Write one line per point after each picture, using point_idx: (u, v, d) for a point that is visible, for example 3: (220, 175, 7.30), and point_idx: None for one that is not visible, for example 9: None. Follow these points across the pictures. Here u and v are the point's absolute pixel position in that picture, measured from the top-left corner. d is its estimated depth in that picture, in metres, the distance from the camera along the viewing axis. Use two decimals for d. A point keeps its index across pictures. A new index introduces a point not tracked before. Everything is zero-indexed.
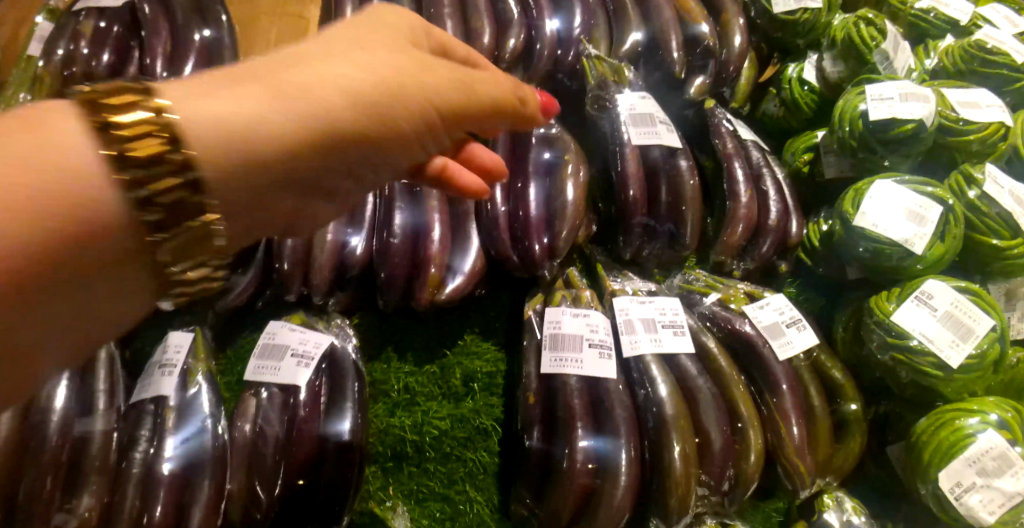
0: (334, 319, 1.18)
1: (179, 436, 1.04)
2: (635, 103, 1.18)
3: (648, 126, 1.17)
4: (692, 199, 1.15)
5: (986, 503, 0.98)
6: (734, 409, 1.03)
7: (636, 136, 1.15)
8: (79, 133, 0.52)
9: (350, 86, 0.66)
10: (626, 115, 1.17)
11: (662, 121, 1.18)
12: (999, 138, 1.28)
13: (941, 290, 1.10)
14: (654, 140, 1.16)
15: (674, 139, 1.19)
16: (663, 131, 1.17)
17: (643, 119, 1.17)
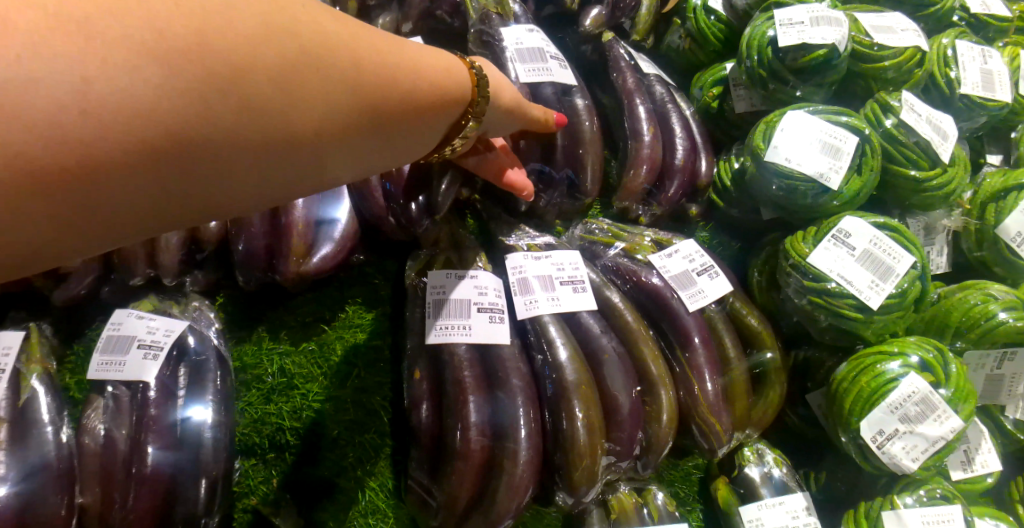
0: (191, 303, 1.05)
1: (17, 451, 0.89)
2: (523, 39, 1.10)
3: (538, 63, 1.09)
4: (591, 142, 1.09)
5: (909, 450, 0.92)
6: (642, 368, 0.94)
7: (525, 75, 1.07)
8: (306, 9, 0.56)
9: (497, 85, 0.86)
10: (512, 51, 1.08)
11: (554, 57, 1.11)
12: (914, 64, 1.20)
13: (859, 227, 1.01)
14: (545, 78, 1.08)
15: (567, 76, 1.11)
16: (555, 68, 1.10)
17: (533, 55, 1.09)
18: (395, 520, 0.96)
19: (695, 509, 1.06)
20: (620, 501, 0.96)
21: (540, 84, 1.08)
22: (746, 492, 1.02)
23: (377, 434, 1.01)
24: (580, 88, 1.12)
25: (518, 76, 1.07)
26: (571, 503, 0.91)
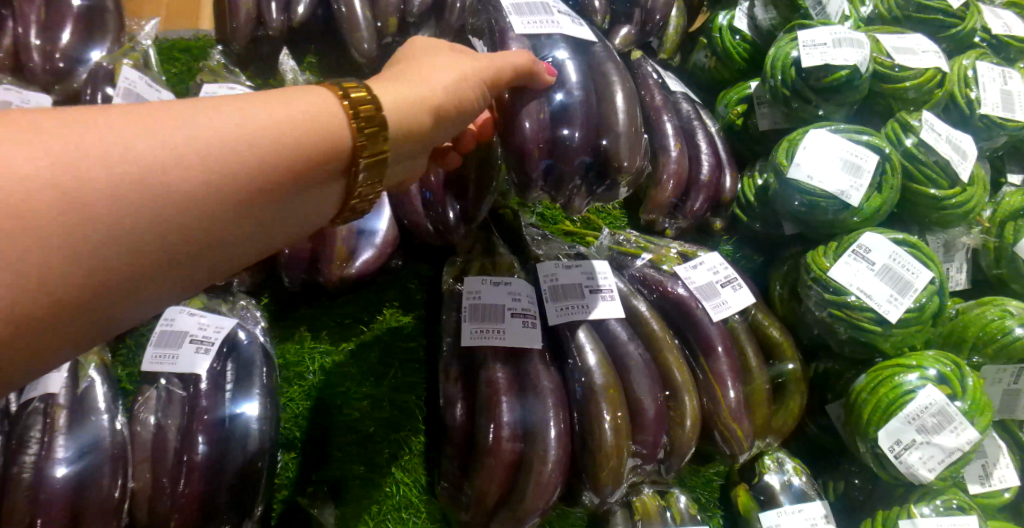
0: (239, 301, 1.10)
1: (73, 436, 0.95)
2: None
3: (541, 16, 1.00)
4: (607, 98, 0.98)
5: (925, 460, 0.95)
6: (667, 374, 0.98)
7: (527, 27, 0.98)
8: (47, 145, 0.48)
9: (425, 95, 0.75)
10: (510, 5, 1.00)
11: (558, 11, 1.02)
12: (935, 85, 1.23)
13: (879, 243, 1.05)
14: (550, 29, 0.99)
15: (574, 30, 1.02)
16: (560, 20, 1.01)
17: (534, 9, 1.00)
18: (427, 514, 1.01)
19: (716, 514, 1.10)
20: (644, 503, 1.00)
21: (546, 33, 0.99)
22: (766, 499, 1.05)
23: (409, 432, 1.05)
24: (589, 40, 1.03)
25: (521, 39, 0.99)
26: (596, 502, 0.95)
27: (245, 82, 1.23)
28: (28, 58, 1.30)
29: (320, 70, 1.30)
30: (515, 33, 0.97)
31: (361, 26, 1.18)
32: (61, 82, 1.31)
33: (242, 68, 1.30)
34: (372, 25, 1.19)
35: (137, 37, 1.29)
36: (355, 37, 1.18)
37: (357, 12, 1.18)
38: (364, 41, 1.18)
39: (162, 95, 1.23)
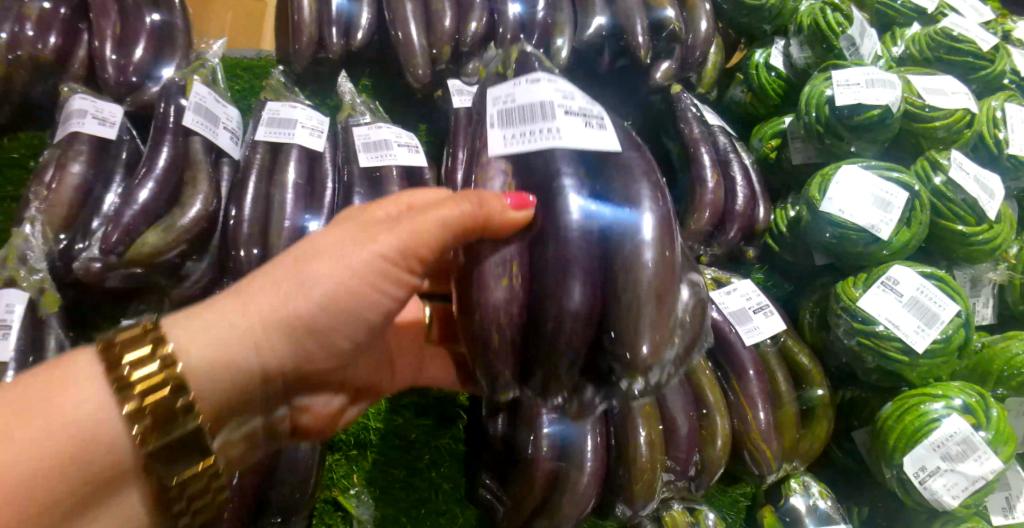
0: None
1: None
2: (516, 91, 0.74)
3: (537, 122, 0.72)
4: (626, 231, 0.70)
5: (949, 487, 0.99)
6: (699, 394, 1.03)
7: (509, 144, 0.72)
8: None
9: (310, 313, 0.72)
10: (493, 112, 0.74)
11: (566, 110, 0.72)
12: (964, 125, 1.27)
13: (907, 276, 1.09)
14: (545, 141, 0.71)
15: (581, 138, 0.72)
16: (564, 127, 0.71)
17: (528, 114, 0.72)
18: (463, 518, 1.08)
19: None
20: (674, 518, 1.04)
21: (536, 150, 0.71)
22: (791, 520, 1.08)
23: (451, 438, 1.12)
24: (608, 151, 0.73)
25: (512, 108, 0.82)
26: (628, 514, 1.00)
27: (305, 101, 1.31)
28: (104, 71, 1.39)
29: (374, 93, 1.38)
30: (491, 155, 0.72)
31: (417, 53, 1.25)
32: (132, 94, 1.39)
33: (301, 88, 1.39)
34: (427, 53, 1.27)
35: (205, 54, 1.37)
36: (411, 63, 1.25)
37: (414, 40, 1.25)
38: (418, 67, 1.25)
39: (228, 111, 1.31)
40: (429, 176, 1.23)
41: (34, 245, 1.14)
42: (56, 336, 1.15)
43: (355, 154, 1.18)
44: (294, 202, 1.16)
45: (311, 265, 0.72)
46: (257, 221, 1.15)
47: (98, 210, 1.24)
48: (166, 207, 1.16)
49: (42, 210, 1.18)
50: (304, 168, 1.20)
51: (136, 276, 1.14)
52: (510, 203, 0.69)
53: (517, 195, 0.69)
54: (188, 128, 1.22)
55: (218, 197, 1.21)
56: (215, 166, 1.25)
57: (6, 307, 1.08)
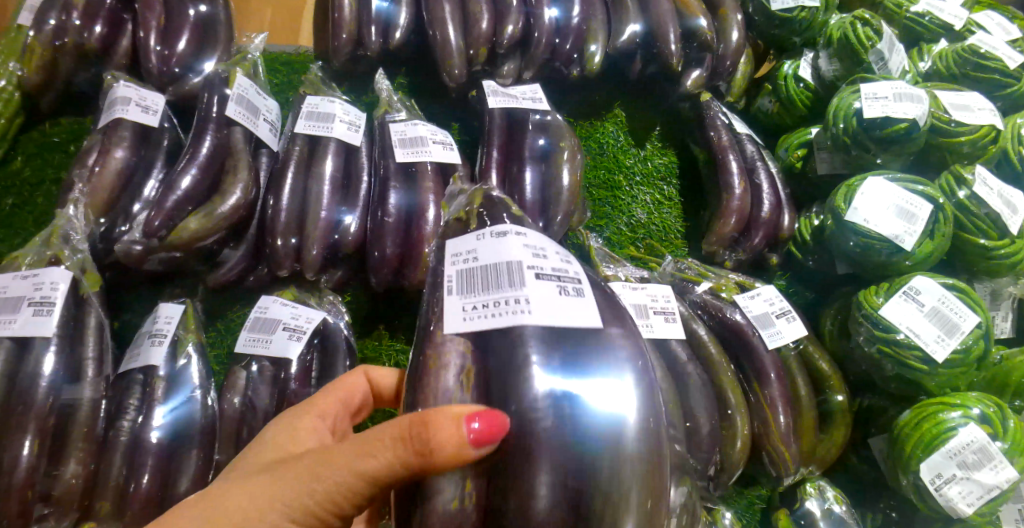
0: (326, 296, 1.21)
1: (168, 407, 1.06)
2: (481, 251, 0.73)
3: (501, 292, 0.70)
4: (599, 416, 0.68)
5: (965, 495, 1.00)
6: (721, 395, 1.05)
7: (468, 318, 0.70)
8: None
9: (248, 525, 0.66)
10: (454, 271, 0.73)
11: (536, 274, 0.71)
12: (989, 141, 1.29)
13: (929, 287, 1.11)
14: (509, 314, 0.68)
15: (552, 309, 0.70)
16: (532, 295, 0.69)
17: (492, 279, 0.71)
18: None
19: None
20: None
21: (497, 324, 0.69)
22: (806, 523, 1.10)
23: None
24: (584, 324, 0.71)
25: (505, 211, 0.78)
26: None
27: (342, 97, 1.35)
28: (147, 60, 1.42)
29: (409, 90, 1.42)
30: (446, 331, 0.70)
31: (454, 53, 1.29)
32: (174, 84, 1.43)
33: (338, 83, 1.43)
34: (464, 53, 1.30)
35: (247, 48, 1.41)
36: (447, 63, 1.29)
37: (451, 40, 1.29)
38: (454, 67, 1.29)
39: (268, 103, 1.35)
40: (462, 173, 1.26)
41: (77, 226, 1.17)
42: (97, 316, 1.14)
43: (392, 150, 1.22)
44: (331, 194, 1.20)
45: (259, 481, 0.68)
46: (294, 210, 1.18)
47: (138, 195, 1.28)
48: (207, 194, 1.20)
49: (85, 193, 1.22)
50: (340, 162, 1.24)
51: (175, 259, 1.18)
52: (473, 436, 0.64)
53: (485, 415, 0.65)
54: (230, 118, 1.26)
55: (256, 186, 1.25)
56: (253, 156, 1.28)
57: (51, 286, 1.08)
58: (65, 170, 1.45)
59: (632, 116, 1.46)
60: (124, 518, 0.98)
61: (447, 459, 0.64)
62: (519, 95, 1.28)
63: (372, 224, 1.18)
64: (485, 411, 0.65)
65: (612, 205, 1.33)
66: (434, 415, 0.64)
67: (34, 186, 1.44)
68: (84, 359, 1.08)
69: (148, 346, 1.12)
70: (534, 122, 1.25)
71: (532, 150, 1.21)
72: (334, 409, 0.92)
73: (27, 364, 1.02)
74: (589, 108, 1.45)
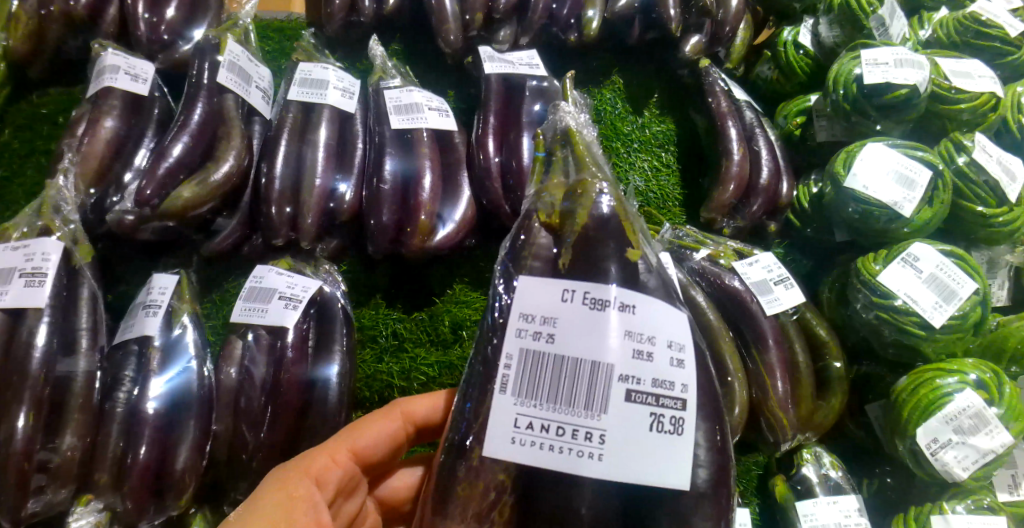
0: (322, 265, 1.19)
1: (165, 378, 1.05)
2: (561, 338, 0.65)
3: (574, 417, 0.63)
4: (654, 515, 0.64)
5: (961, 460, 1.01)
6: (722, 363, 1.04)
7: (517, 440, 0.64)
8: None
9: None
10: (520, 349, 0.66)
11: (627, 400, 0.64)
12: (989, 109, 1.28)
13: (928, 253, 1.10)
14: (572, 452, 0.62)
15: (629, 450, 0.63)
16: (610, 430, 0.63)
17: (564, 385, 0.64)
18: None
19: (753, 502, 1.16)
20: None
21: (554, 459, 0.62)
22: (803, 489, 1.10)
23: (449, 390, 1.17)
24: (667, 478, 0.64)
25: (589, 223, 0.72)
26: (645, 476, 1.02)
27: (337, 64, 1.33)
28: (136, 28, 1.39)
29: (404, 57, 1.41)
30: (489, 448, 0.64)
31: (450, 18, 1.28)
32: (164, 52, 1.41)
33: (331, 50, 1.41)
34: (459, 17, 1.29)
35: (239, 14, 1.38)
36: (443, 28, 1.28)
37: (447, 6, 1.28)
38: (450, 32, 1.28)
39: (261, 70, 1.33)
40: (459, 140, 1.25)
41: (68, 196, 1.15)
42: (90, 287, 1.12)
43: (387, 116, 1.21)
44: (327, 161, 1.19)
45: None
46: (289, 179, 1.17)
47: (129, 163, 1.26)
48: (199, 162, 1.18)
49: (75, 162, 1.20)
50: (335, 129, 1.22)
51: (169, 228, 1.17)
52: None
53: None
54: (222, 85, 1.24)
55: (250, 155, 1.23)
56: (246, 124, 1.26)
57: (43, 257, 1.06)
58: (55, 142, 1.42)
59: (630, 85, 1.45)
60: (123, 490, 0.99)
61: None
62: (516, 62, 1.26)
63: (368, 193, 1.16)
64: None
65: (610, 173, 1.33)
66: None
67: (24, 158, 1.40)
68: (78, 329, 1.06)
69: (144, 317, 1.11)
70: (531, 89, 1.24)
71: (529, 116, 1.20)
72: (345, 460, 0.90)
73: (20, 333, 1.00)
74: (587, 76, 1.44)
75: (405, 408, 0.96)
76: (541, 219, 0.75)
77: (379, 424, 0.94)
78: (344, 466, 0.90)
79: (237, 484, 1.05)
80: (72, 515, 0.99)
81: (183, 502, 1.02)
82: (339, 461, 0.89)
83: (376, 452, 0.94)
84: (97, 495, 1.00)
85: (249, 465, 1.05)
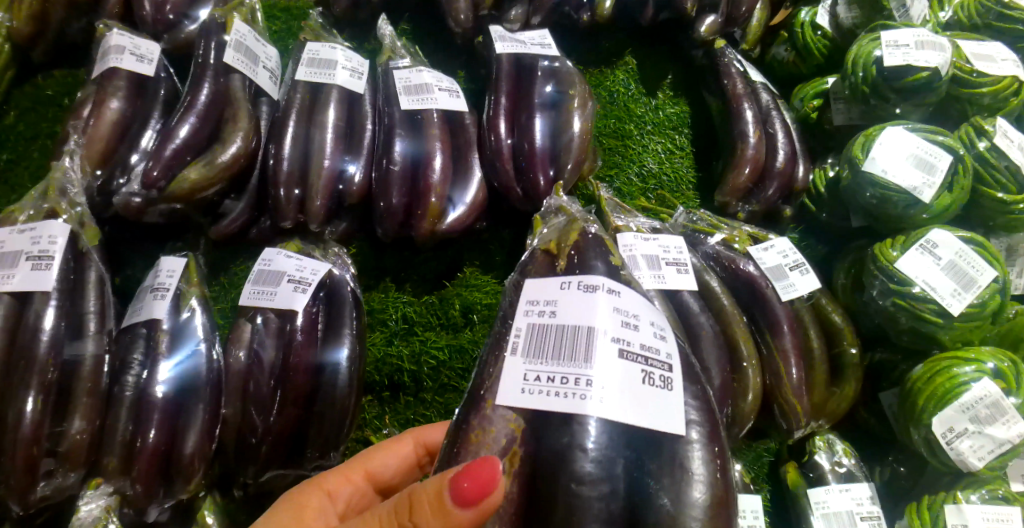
0: (331, 248, 1.18)
1: (174, 361, 1.04)
2: (563, 313, 0.68)
3: (575, 366, 0.64)
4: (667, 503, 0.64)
5: (976, 449, 0.99)
6: (734, 349, 1.03)
7: (527, 389, 0.65)
8: None
9: None
10: (527, 324, 0.69)
11: (620, 353, 0.65)
12: (1011, 93, 1.25)
13: (947, 239, 1.08)
14: (575, 396, 0.63)
15: (624, 399, 0.64)
16: (608, 378, 0.64)
17: (566, 342, 0.66)
18: None
19: (764, 489, 1.15)
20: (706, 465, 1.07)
21: (561, 407, 0.63)
22: (814, 476, 1.09)
23: (459, 373, 1.16)
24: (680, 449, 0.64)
25: None
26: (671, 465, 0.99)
27: (344, 44, 1.30)
28: (142, 8, 1.37)
29: (414, 37, 1.39)
30: (501, 394, 0.66)
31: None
32: (170, 32, 1.38)
33: (339, 30, 1.38)
34: None
35: None
36: (452, 7, 1.28)
37: None
38: (460, 12, 1.28)
39: (268, 50, 1.31)
40: (469, 121, 1.23)
41: (74, 179, 1.14)
42: (98, 270, 1.12)
43: (396, 97, 1.19)
44: (335, 142, 1.17)
45: None
46: (297, 161, 1.15)
47: (135, 145, 1.25)
48: (206, 144, 1.17)
49: (81, 144, 1.19)
50: (343, 110, 1.21)
51: (176, 210, 1.16)
52: (459, 497, 0.60)
53: (476, 475, 0.60)
54: (228, 65, 1.22)
55: (257, 136, 1.21)
56: (253, 105, 1.25)
57: (50, 240, 1.06)
58: (60, 124, 1.40)
59: (643, 66, 1.42)
60: (133, 473, 0.98)
61: (423, 496, 0.62)
62: (526, 41, 1.24)
63: (377, 175, 1.15)
64: (470, 468, 0.61)
65: (622, 154, 1.31)
66: (413, 498, 0.62)
67: (30, 141, 1.39)
68: (86, 312, 1.06)
69: (152, 300, 1.10)
70: (542, 69, 1.21)
71: (540, 97, 1.18)
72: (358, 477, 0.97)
73: (28, 318, 1.00)
74: (599, 56, 1.42)
75: (416, 433, 1.02)
76: (546, 246, 0.79)
77: (393, 446, 1.01)
78: (355, 483, 0.97)
79: (246, 468, 1.05)
80: (82, 499, 0.97)
81: (192, 486, 1.01)
82: (351, 479, 0.96)
83: (386, 472, 1.00)
84: (107, 479, 0.99)
85: (259, 450, 1.04)
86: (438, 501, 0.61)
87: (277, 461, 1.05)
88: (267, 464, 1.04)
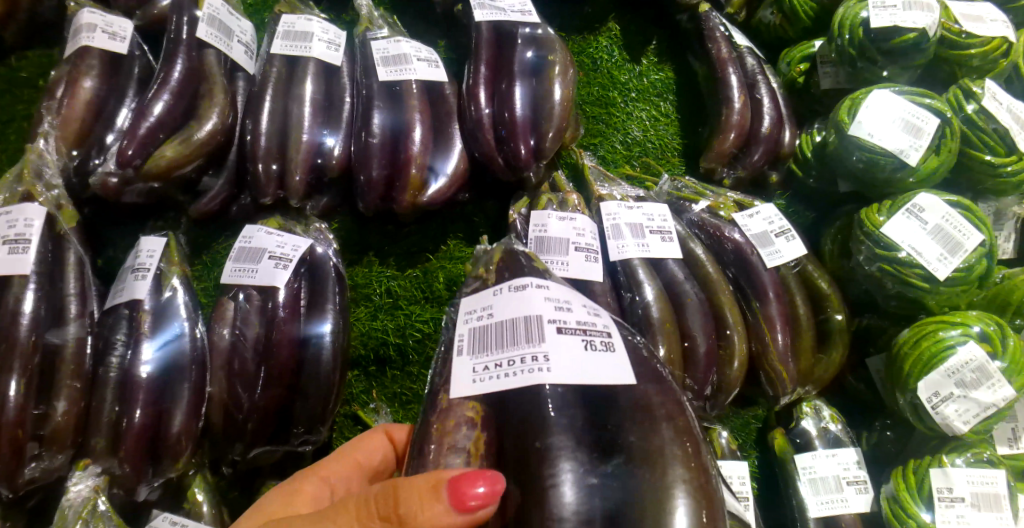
0: (313, 224, 1.17)
1: (156, 341, 1.03)
2: (496, 309, 0.75)
3: (516, 348, 0.70)
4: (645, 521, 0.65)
5: (961, 413, 0.99)
6: (720, 314, 1.03)
7: (478, 378, 0.70)
8: None
9: None
10: (468, 329, 0.75)
11: (558, 328, 0.72)
12: (1000, 55, 1.23)
13: (934, 203, 1.07)
14: (524, 372, 0.69)
15: (573, 364, 0.70)
16: (551, 350, 0.70)
17: (507, 334, 0.72)
18: None
19: (751, 455, 1.15)
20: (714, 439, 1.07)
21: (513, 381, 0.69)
22: (802, 442, 1.09)
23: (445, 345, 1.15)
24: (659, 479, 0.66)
25: None
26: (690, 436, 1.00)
27: (321, 16, 1.27)
28: None
29: (393, 7, 1.36)
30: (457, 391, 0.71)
31: None
32: (142, 8, 1.35)
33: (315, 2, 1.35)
34: None
35: None
36: None
37: None
38: None
39: (243, 24, 1.28)
40: (450, 91, 1.21)
41: (49, 161, 1.11)
42: (77, 251, 1.10)
43: (374, 68, 1.17)
44: (313, 115, 1.15)
45: None
46: (274, 136, 1.13)
47: (111, 125, 1.22)
48: (181, 121, 1.14)
49: (54, 125, 1.16)
50: (322, 83, 1.18)
51: (154, 189, 1.14)
52: (456, 498, 0.63)
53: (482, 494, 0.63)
54: (202, 40, 1.19)
55: (234, 112, 1.19)
56: (229, 79, 1.22)
57: (26, 223, 1.04)
58: (35, 105, 1.38)
59: (627, 32, 1.40)
60: (119, 454, 0.97)
61: (415, 487, 0.64)
62: (507, 8, 1.21)
63: (357, 147, 1.13)
64: (475, 478, 0.64)
65: (606, 122, 1.29)
66: (408, 487, 0.64)
67: (5, 123, 1.36)
68: (66, 294, 1.04)
69: (133, 279, 1.08)
70: (524, 36, 1.19)
71: (522, 64, 1.16)
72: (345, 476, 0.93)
73: (6, 301, 0.98)
74: (582, 22, 1.39)
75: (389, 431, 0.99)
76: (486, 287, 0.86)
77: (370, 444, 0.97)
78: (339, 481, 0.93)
79: (233, 446, 1.05)
80: (71, 480, 0.95)
81: (180, 465, 1.00)
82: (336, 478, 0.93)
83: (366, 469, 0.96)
84: (95, 460, 0.98)
85: (245, 427, 1.04)
86: (430, 498, 0.63)
87: (262, 439, 1.05)
88: (252, 442, 1.04)
